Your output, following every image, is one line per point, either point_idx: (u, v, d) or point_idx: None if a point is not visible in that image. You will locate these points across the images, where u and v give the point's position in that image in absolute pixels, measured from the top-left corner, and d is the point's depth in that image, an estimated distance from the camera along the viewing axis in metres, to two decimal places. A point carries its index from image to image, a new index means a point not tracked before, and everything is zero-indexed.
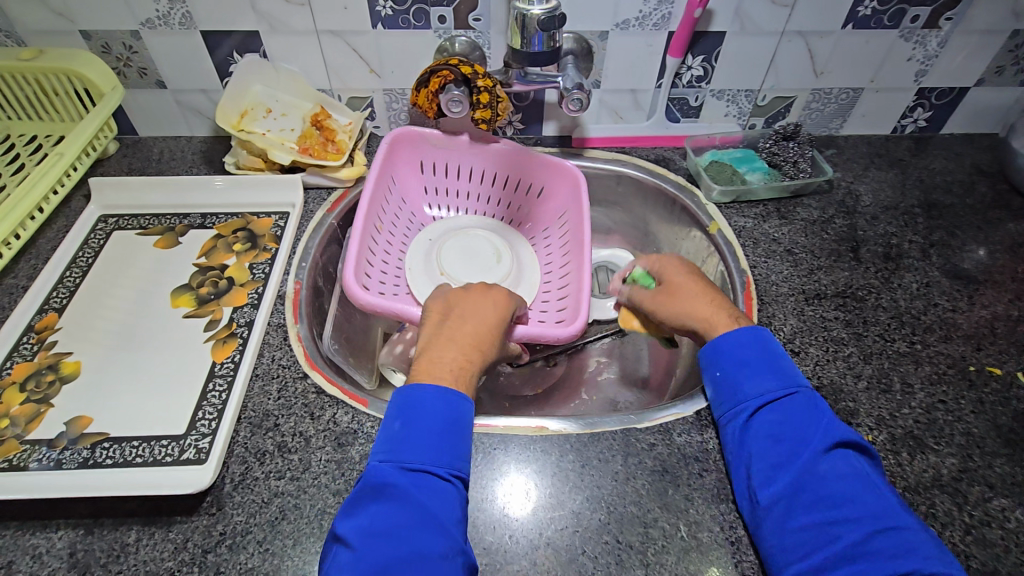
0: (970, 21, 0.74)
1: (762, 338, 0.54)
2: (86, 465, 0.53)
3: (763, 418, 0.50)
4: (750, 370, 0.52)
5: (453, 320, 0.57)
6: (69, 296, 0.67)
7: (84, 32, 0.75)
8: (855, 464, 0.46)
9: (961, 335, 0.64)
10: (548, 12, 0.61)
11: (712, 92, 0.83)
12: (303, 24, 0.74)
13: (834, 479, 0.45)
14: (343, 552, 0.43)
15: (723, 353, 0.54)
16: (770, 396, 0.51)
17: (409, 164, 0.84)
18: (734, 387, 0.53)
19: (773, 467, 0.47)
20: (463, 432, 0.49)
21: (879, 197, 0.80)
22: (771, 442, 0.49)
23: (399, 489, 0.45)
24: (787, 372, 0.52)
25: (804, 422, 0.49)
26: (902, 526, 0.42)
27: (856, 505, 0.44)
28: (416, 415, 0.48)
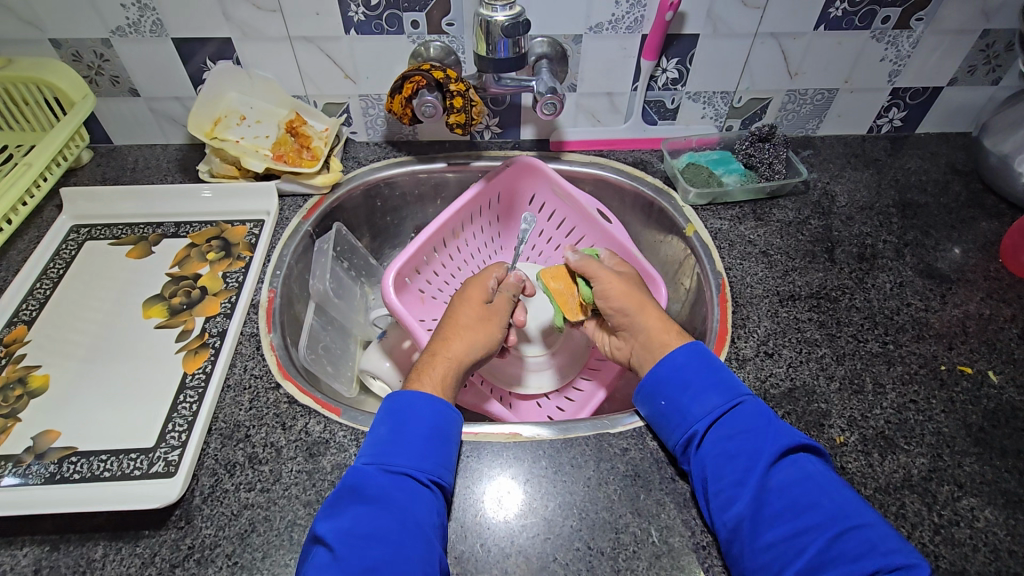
0: (941, 21, 0.75)
1: (698, 352, 0.55)
2: (53, 480, 0.52)
3: (714, 438, 0.50)
4: (694, 390, 0.52)
5: (461, 315, 0.61)
6: (39, 308, 0.66)
7: (54, 40, 0.74)
8: (807, 466, 0.47)
9: (933, 334, 0.64)
10: (512, 19, 0.62)
11: (688, 95, 0.83)
12: (275, 30, 0.73)
13: (790, 489, 0.46)
14: (324, 554, 0.43)
15: (664, 378, 0.54)
16: (716, 414, 0.51)
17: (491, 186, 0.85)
18: (682, 411, 0.52)
19: (730, 487, 0.47)
20: (448, 442, 0.51)
21: (854, 197, 0.81)
22: (724, 461, 0.48)
23: (382, 490, 0.45)
24: (727, 384, 0.53)
25: (752, 434, 0.49)
26: (860, 523, 0.43)
27: (815, 511, 0.44)
28: (406, 419, 0.50)
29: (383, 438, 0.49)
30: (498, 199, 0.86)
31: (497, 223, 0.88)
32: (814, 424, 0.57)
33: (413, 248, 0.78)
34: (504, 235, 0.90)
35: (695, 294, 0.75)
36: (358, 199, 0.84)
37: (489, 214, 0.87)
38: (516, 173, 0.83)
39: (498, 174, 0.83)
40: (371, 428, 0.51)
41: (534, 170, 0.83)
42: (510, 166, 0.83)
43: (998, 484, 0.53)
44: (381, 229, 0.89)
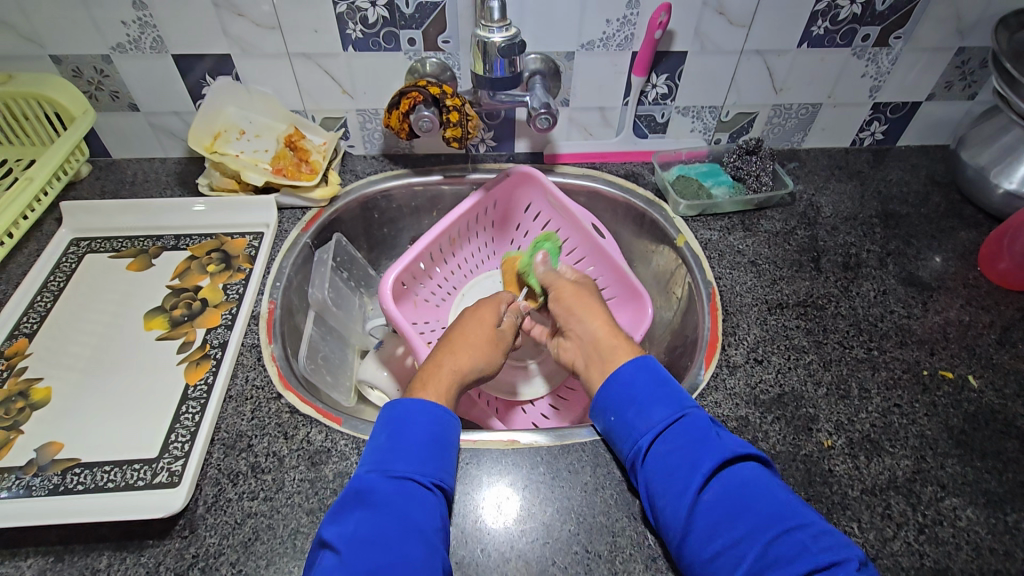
0: (918, 39, 0.78)
1: (644, 366, 0.56)
2: (56, 491, 0.52)
3: (657, 453, 0.50)
4: (637, 406, 0.53)
5: (470, 332, 0.62)
6: (39, 321, 0.66)
7: (54, 56, 0.75)
8: (746, 475, 0.47)
9: (915, 341, 0.67)
10: (508, 39, 0.64)
11: (677, 109, 0.86)
12: (275, 47, 0.75)
13: (727, 499, 0.46)
14: (329, 558, 0.43)
15: (611, 396, 0.55)
16: (658, 429, 0.51)
17: (489, 202, 0.86)
18: (629, 427, 0.53)
19: (671, 501, 0.48)
20: (448, 448, 0.52)
21: (839, 208, 0.83)
22: (666, 477, 0.49)
23: (383, 496, 0.46)
24: (672, 398, 0.53)
25: (692, 446, 0.49)
26: (794, 525, 0.43)
27: (750, 520, 0.44)
28: (404, 427, 0.51)
29: (383, 446, 0.50)
30: (493, 206, 0.87)
31: (491, 229, 0.90)
32: (802, 428, 0.59)
33: (408, 255, 0.79)
34: (497, 239, 0.91)
35: (687, 303, 0.77)
36: (355, 211, 0.85)
37: (482, 220, 0.88)
38: (513, 182, 0.85)
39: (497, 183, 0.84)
40: (372, 436, 0.52)
41: (530, 180, 0.85)
42: (507, 176, 0.85)
43: (979, 485, 0.55)
44: (378, 241, 0.90)
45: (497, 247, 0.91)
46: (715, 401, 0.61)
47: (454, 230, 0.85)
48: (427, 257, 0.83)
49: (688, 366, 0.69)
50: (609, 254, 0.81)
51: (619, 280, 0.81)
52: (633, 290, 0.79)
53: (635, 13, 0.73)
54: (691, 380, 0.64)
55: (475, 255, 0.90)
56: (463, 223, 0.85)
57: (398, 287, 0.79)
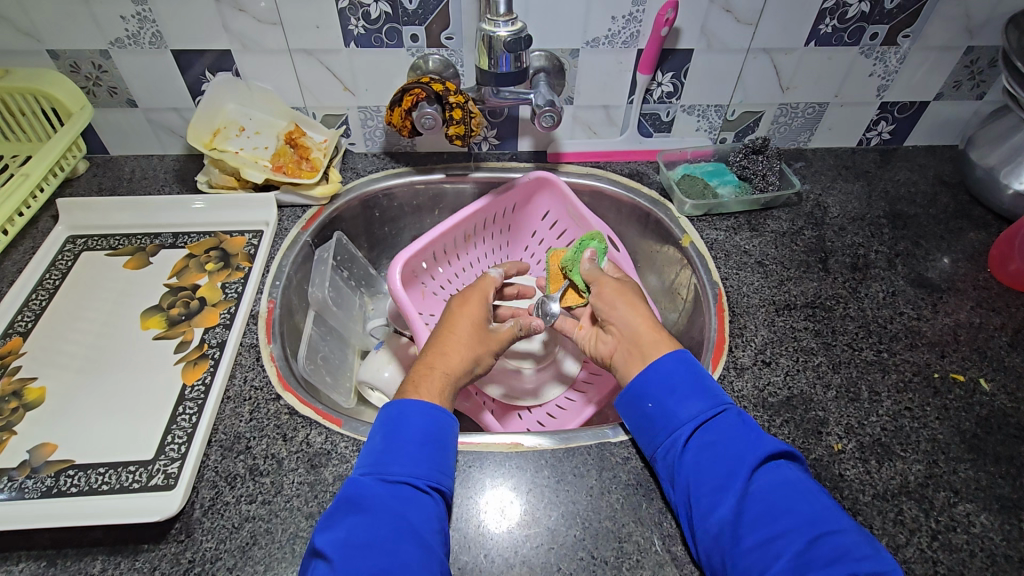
0: (927, 38, 0.77)
1: (685, 360, 0.54)
2: (49, 494, 0.51)
3: (697, 444, 0.49)
4: (679, 396, 0.52)
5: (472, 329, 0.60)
6: (34, 319, 0.65)
7: (51, 51, 0.74)
8: (789, 474, 0.46)
9: (926, 343, 0.66)
10: (513, 34, 0.63)
11: (682, 108, 0.85)
12: (275, 42, 0.74)
13: (769, 495, 0.45)
14: (322, 565, 0.42)
15: (649, 383, 0.53)
16: (700, 420, 0.50)
17: (511, 203, 0.86)
18: (667, 415, 0.52)
19: (712, 492, 0.46)
20: (445, 448, 0.51)
21: (846, 208, 0.82)
22: (707, 467, 0.48)
23: (377, 500, 0.45)
24: (712, 391, 0.52)
25: (735, 440, 0.48)
26: (835, 529, 0.43)
27: (793, 518, 0.43)
28: (399, 428, 0.50)
29: (379, 448, 0.49)
30: (513, 208, 0.87)
31: (509, 234, 0.89)
32: (812, 432, 0.58)
33: (422, 242, 0.78)
34: (512, 245, 0.90)
35: (693, 304, 0.76)
36: (356, 209, 0.84)
37: (495, 225, 0.88)
38: (533, 185, 0.84)
39: (513, 189, 0.84)
40: (368, 439, 0.51)
41: (548, 184, 0.84)
42: (527, 179, 0.83)
43: (992, 490, 0.54)
44: (379, 239, 0.89)
45: (511, 252, 0.90)
46: None
47: (471, 226, 0.84)
48: (437, 255, 0.82)
49: None
50: (622, 268, 0.78)
51: None
52: (642, 307, 0.75)
53: (641, 10, 0.72)
54: None
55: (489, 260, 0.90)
56: (480, 222, 0.85)
57: (408, 272, 0.78)
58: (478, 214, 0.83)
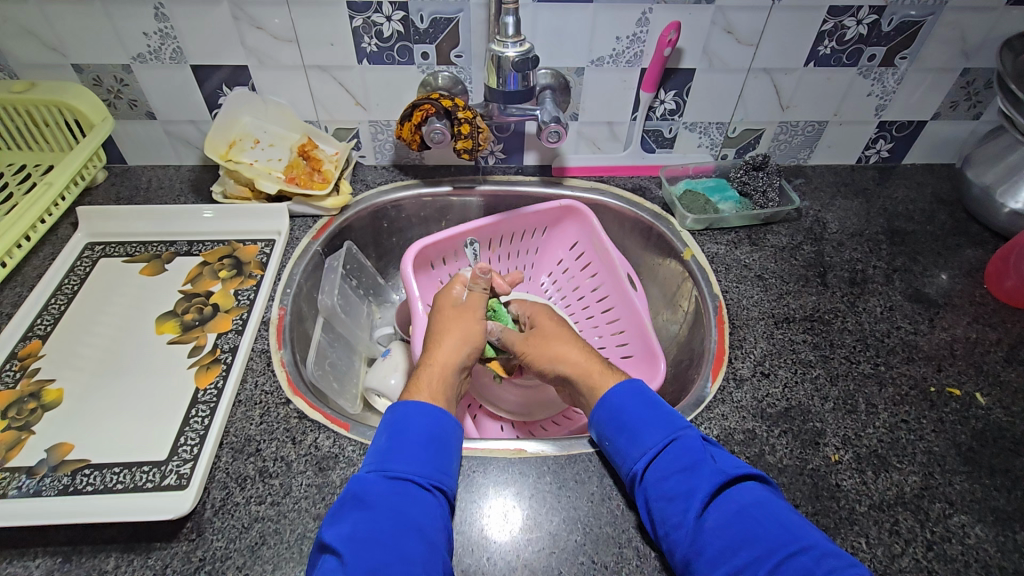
0: (923, 60, 0.79)
1: (636, 391, 0.56)
2: (65, 492, 0.53)
3: (652, 478, 0.50)
4: (629, 432, 0.54)
5: (455, 326, 0.65)
6: (53, 323, 0.67)
7: (76, 65, 0.77)
8: (743, 499, 0.47)
9: (922, 357, 0.67)
10: (521, 55, 0.65)
11: (685, 125, 0.87)
12: (290, 59, 0.76)
13: (727, 525, 0.46)
14: (330, 560, 0.43)
15: (605, 422, 0.56)
16: (652, 454, 0.52)
17: (536, 223, 0.89)
18: (624, 453, 0.54)
19: (673, 527, 0.47)
20: (448, 447, 0.52)
21: (845, 224, 0.84)
22: (665, 502, 0.49)
23: (379, 495, 0.47)
24: (664, 421, 0.54)
25: (690, 471, 0.49)
26: (797, 549, 0.43)
27: (751, 546, 0.44)
28: (402, 428, 0.52)
29: (383, 446, 0.51)
30: (539, 230, 0.89)
31: (532, 254, 0.92)
32: (809, 442, 0.59)
33: (441, 236, 0.82)
34: (538, 266, 0.92)
35: (694, 317, 0.77)
36: (366, 220, 0.86)
37: (520, 245, 0.90)
38: (561, 211, 0.87)
39: (537, 210, 0.86)
40: (374, 441, 0.53)
41: (573, 211, 0.87)
42: (552, 204, 0.86)
43: (987, 502, 0.55)
44: (386, 250, 0.91)
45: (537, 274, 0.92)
46: (722, 414, 0.61)
47: (494, 237, 0.88)
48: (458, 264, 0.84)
49: (694, 380, 0.69)
50: (633, 307, 0.80)
51: (640, 338, 0.78)
52: (649, 349, 0.76)
53: (645, 31, 0.75)
54: (697, 393, 0.64)
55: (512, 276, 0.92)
56: (504, 235, 0.88)
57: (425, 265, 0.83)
58: (498, 226, 0.86)
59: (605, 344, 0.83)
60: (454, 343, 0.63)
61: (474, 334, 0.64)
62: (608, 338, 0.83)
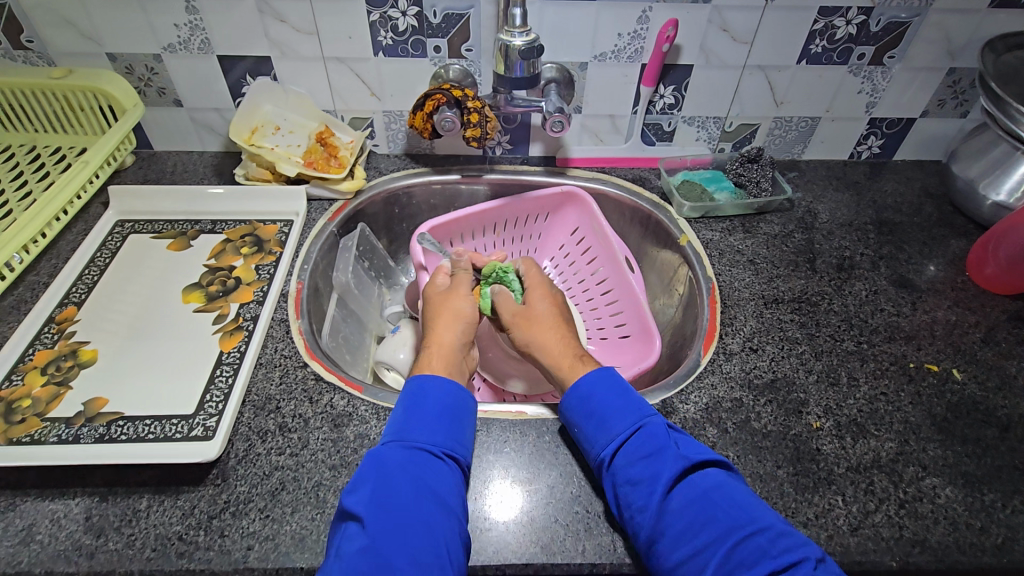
0: (910, 59, 0.83)
1: (604, 378, 0.59)
2: (102, 440, 0.57)
3: (619, 464, 0.53)
4: (598, 419, 0.56)
5: (450, 311, 0.69)
6: (87, 291, 0.72)
7: (110, 54, 0.82)
8: (704, 483, 0.50)
9: (903, 336, 0.71)
10: (529, 43, 0.70)
11: (683, 119, 0.91)
12: (310, 50, 0.81)
13: (688, 507, 0.48)
14: (354, 525, 0.47)
15: (575, 409, 0.58)
16: (620, 440, 0.54)
17: (541, 210, 0.94)
18: (592, 440, 0.56)
19: (638, 509, 0.50)
20: (460, 421, 0.57)
21: (835, 214, 0.88)
22: (631, 487, 0.51)
23: (398, 461, 0.51)
24: (631, 409, 0.56)
25: (653, 457, 0.52)
26: (754, 529, 0.46)
27: (710, 526, 0.46)
28: (420, 402, 0.56)
29: (401, 420, 0.55)
30: (544, 216, 0.94)
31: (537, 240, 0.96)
32: (793, 411, 0.63)
33: (452, 216, 0.88)
34: (542, 251, 0.97)
35: (688, 298, 0.81)
36: (378, 205, 0.91)
37: (526, 230, 0.95)
38: (565, 199, 0.92)
39: (542, 197, 0.91)
40: (391, 414, 0.57)
41: (576, 200, 0.91)
42: (557, 191, 0.91)
43: (958, 467, 0.58)
44: (397, 234, 0.96)
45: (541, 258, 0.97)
46: (712, 383, 0.65)
47: (502, 220, 0.93)
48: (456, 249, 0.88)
49: (687, 354, 0.73)
50: (631, 289, 0.84)
51: (637, 318, 0.82)
52: (644, 328, 0.80)
53: (645, 28, 0.79)
54: (689, 363, 0.68)
55: (519, 260, 0.96)
56: (510, 219, 0.93)
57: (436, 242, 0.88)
58: (505, 210, 0.91)
59: (605, 323, 0.87)
60: (453, 324, 0.67)
61: (467, 315, 0.68)
62: (606, 319, 0.87)
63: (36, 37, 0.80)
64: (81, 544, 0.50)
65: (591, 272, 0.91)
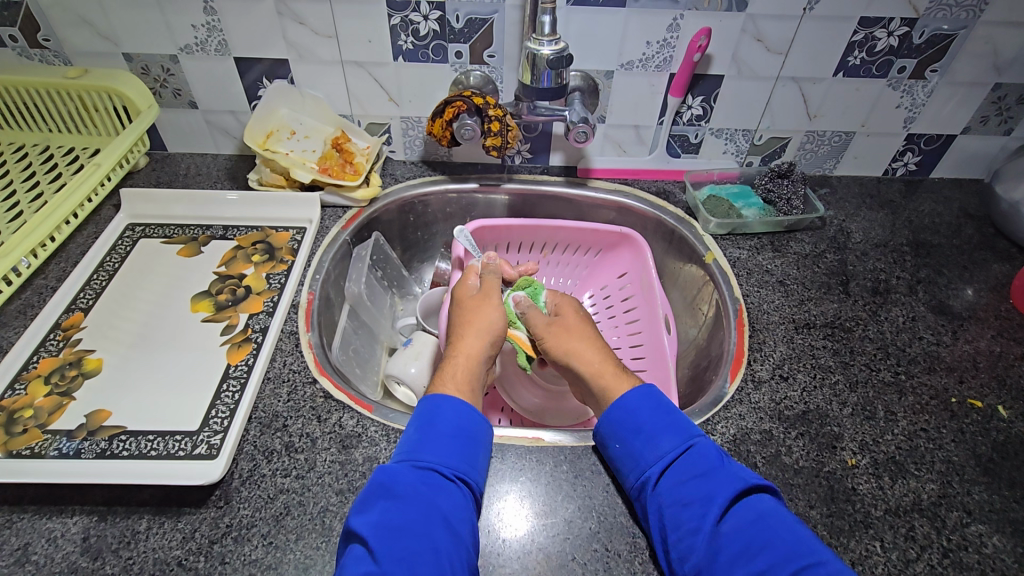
0: (954, 73, 0.79)
1: (649, 394, 0.56)
2: (103, 455, 0.55)
3: (668, 482, 0.50)
4: (646, 435, 0.53)
5: (480, 317, 0.64)
6: (95, 297, 0.70)
7: (126, 54, 0.81)
8: (761, 506, 0.47)
9: (944, 367, 0.67)
10: (557, 53, 0.67)
11: (711, 131, 0.88)
12: (329, 54, 0.79)
13: (743, 531, 0.46)
14: (359, 547, 0.44)
15: (616, 424, 0.55)
16: (669, 458, 0.51)
17: (591, 242, 0.90)
18: (636, 457, 0.53)
19: (686, 534, 0.47)
20: (476, 443, 0.53)
21: (869, 234, 0.84)
22: (681, 507, 0.48)
23: (409, 485, 0.48)
24: (680, 426, 0.54)
25: (705, 477, 0.49)
26: (818, 558, 0.43)
27: (768, 551, 0.44)
28: (433, 420, 0.53)
29: (413, 438, 0.52)
30: (594, 249, 0.90)
31: (582, 271, 0.93)
32: (826, 446, 0.59)
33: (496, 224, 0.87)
34: (585, 283, 0.93)
35: (713, 320, 0.78)
36: (394, 213, 0.89)
37: (573, 259, 0.92)
38: (619, 240, 0.88)
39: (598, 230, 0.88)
40: (403, 433, 0.54)
41: (629, 242, 0.87)
42: (614, 230, 0.87)
43: (1007, 513, 0.54)
44: (412, 243, 0.94)
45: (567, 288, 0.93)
46: (740, 414, 0.61)
47: (550, 242, 0.90)
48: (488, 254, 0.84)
49: (712, 381, 0.70)
50: (662, 350, 0.78)
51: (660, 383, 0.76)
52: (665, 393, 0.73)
53: (675, 36, 0.76)
54: (715, 392, 0.64)
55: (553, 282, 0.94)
56: (562, 244, 0.90)
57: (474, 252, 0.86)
58: (556, 234, 0.89)
59: None
60: (483, 334, 0.63)
61: (495, 320, 0.64)
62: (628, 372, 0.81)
63: (52, 36, 0.78)
64: (78, 566, 0.48)
65: (624, 308, 0.87)
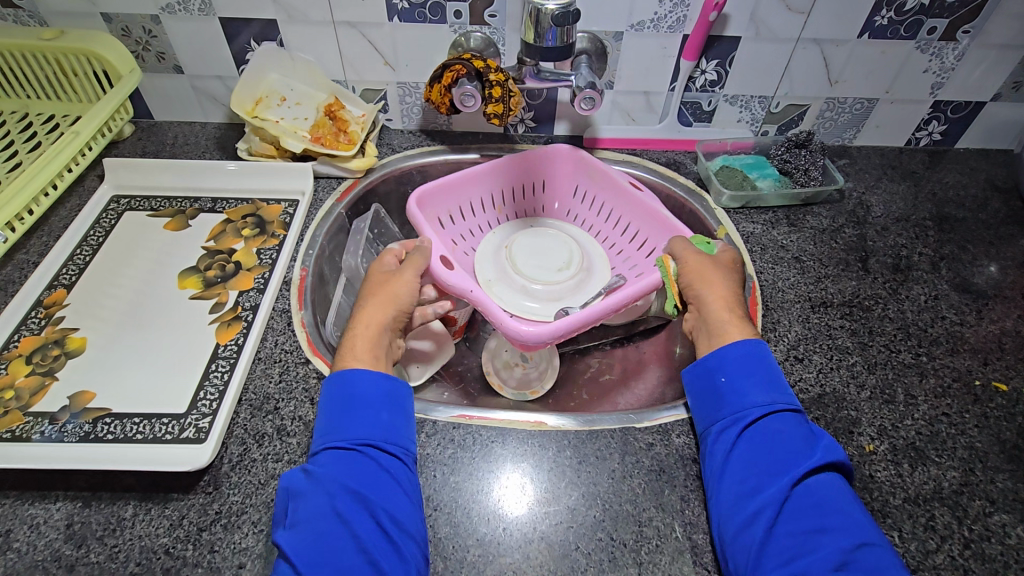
0: (988, 34, 0.74)
1: (763, 352, 0.55)
2: (86, 439, 0.53)
3: (757, 429, 0.50)
4: (757, 381, 0.52)
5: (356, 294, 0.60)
6: (78, 273, 0.67)
7: (105, 14, 0.76)
8: (839, 481, 0.47)
9: (968, 349, 0.63)
10: (562, 8, 0.62)
11: (725, 98, 0.83)
12: (320, 14, 0.74)
13: (816, 492, 0.46)
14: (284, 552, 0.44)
15: (728, 363, 0.54)
16: (770, 407, 0.51)
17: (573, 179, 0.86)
18: (738, 395, 0.52)
19: (761, 478, 0.47)
20: (386, 407, 0.51)
21: (890, 208, 0.80)
22: (760, 453, 0.48)
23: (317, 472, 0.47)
24: (779, 387, 0.52)
25: (793, 437, 0.49)
26: (876, 539, 0.44)
27: (837, 517, 0.44)
28: (338, 399, 0.51)
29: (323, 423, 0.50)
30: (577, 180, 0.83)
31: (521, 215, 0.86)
32: (843, 431, 0.56)
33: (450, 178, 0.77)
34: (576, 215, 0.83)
35: None
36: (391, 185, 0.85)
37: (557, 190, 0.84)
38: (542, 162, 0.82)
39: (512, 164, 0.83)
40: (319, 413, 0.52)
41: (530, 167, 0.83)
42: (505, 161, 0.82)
43: None
44: None
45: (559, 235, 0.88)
46: None
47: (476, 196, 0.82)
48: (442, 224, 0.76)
49: None
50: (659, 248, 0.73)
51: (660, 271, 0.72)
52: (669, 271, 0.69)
53: None
54: None
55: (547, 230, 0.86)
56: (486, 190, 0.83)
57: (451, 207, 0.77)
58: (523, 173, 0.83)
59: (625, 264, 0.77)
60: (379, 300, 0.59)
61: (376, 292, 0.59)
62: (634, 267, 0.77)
63: None
64: (60, 555, 0.46)
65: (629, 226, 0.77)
